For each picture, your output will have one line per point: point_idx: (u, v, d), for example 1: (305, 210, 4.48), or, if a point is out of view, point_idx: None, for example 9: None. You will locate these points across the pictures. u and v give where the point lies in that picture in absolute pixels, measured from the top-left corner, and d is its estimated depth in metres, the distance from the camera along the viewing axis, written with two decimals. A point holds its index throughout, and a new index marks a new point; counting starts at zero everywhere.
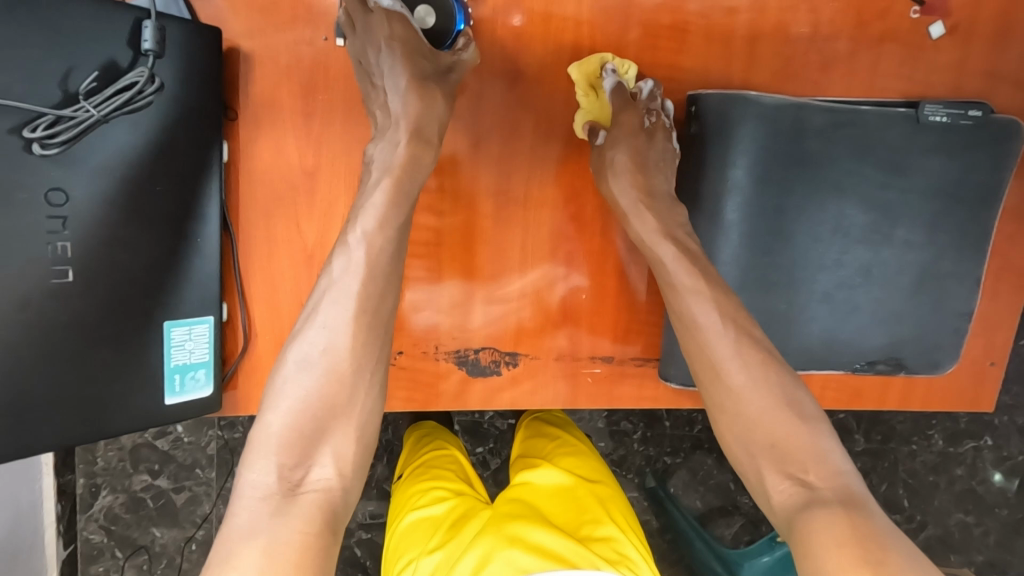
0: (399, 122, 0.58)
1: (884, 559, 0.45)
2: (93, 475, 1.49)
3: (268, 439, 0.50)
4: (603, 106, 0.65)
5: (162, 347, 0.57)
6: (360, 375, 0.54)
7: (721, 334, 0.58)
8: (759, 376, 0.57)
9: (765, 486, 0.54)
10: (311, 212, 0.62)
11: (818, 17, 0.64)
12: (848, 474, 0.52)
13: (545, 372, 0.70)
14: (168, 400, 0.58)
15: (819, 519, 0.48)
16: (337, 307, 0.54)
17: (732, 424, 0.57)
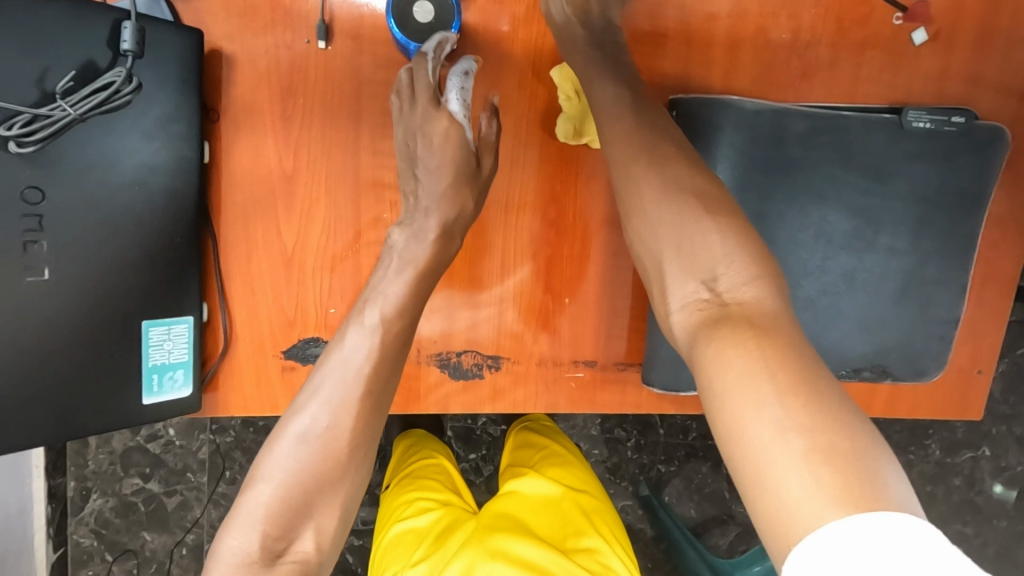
0: (429, 212, 0.60)
1: (791, 387, 0.41)
2: (84, 478, 1.52)
3: (253, 511, 0.51)
4: (584, 111, 0.63)
5: (140, 347, 0.57)
6: (355, 456, 0.53)
7: (642, 158, 0.54)
8: (683, 188, 0.52)
9: (674, 294, 0.51)
10: (291, 214, 0.62)
11: (797, 22, 0.64)
12: (766, 284, 0.48)
13: (527, 377, 0.70)
14: (145, 400, 0.58)
15: (726, 346, 0.45)
16: (337, 386, 0.53)
17: (646, 237, 0.53)
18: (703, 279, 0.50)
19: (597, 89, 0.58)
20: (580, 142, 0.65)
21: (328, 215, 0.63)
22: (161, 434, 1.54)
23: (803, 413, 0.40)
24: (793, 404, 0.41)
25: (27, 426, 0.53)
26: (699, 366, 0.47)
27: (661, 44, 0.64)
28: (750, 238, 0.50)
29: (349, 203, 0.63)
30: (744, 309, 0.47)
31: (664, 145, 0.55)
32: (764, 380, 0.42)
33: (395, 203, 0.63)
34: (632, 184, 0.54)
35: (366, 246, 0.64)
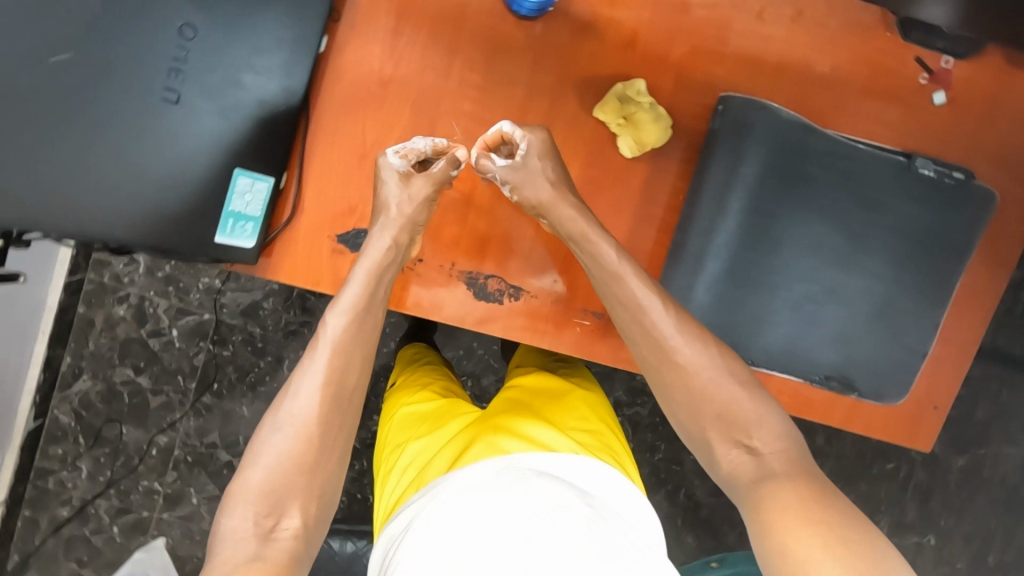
0: (382, 222, 0.70)
1: (823, 512, 0.56)
2: (79, 357, 1.58)
3: (250, 489, 0.64)
4: (637, 126, 0.71)
5: (225, 191, 0.65)
6: (325, 440, 0.67)
7: (672, 340, 0.68)
8: (710, 361, 0.67)
9: (718, 456, 0.66)
10: (377, 116, 0.71)
11: (838, 60, 0.75)
12: (791, 439, 0.64)
13: (538, 312, 0.78)
14: (217, 238, 0.66)
15: (771, 490, 0.60)
16: (309, 382, 0.68)
17: (684, 407, 0.68)
18: (741, 440, 0.65)
19: (579, 250, 0.71)
20: (645, 148, 0.73)
21: (408, 126, 0.72)
22: (163, 332, 1.60)
23: (825, 520, 0.56)
24: (817, 514, 0.56)
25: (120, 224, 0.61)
26: (752, 503, 0.60)
27: (721, 49, 0.74)
28: (765, 396, 0.67)
29: (428, 118, 0.72)
30: (773, 458, 0.63)
31: (678, 316, 0.68)
32: (798, 510, 0.57)
33: (466, 130, 0.73)
34: (663, 351, 0.68)
35: (434, 158, 0.73)
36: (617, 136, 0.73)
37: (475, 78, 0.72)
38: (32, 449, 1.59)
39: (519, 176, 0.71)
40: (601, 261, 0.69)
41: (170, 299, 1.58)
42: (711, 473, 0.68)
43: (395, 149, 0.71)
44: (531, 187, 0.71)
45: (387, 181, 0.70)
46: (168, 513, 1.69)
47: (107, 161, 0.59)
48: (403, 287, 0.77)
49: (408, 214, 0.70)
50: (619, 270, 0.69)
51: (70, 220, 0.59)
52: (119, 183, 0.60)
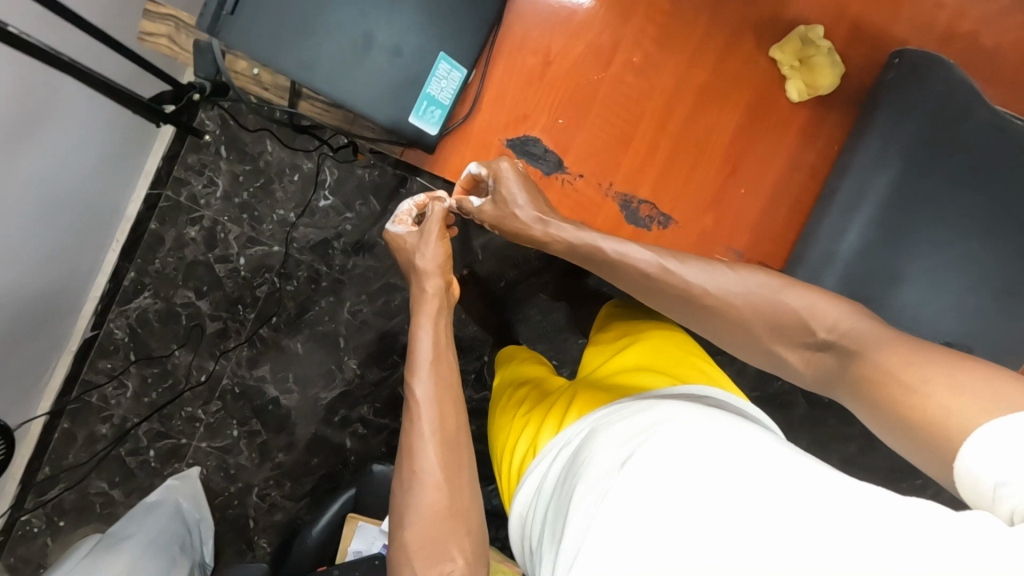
0: (422, 264, 0.87)
1: (913, 378, 0.53)
2: (144, 273, 1.57)
3: (407, 559, 0.64)
4: (811, 70, 0.74)
5: (427, 74, 0.67)
6: (457, 480, 0.68)
7: (698, 286, 0.66)
8: (738, 289, 0.65)
9: (791, 358, 0.65)
10: (565, 27, 0.74)
11: (1008, 34, 0.77)
12: (851, 312, 0.61)
13: (683, 242, 0.80)
14: (410, 118, 0.68)
15: (859, 370, 0.58)
16: (418, 435, 0.70)
17: (735, 337, 0.67)
18: (804, 343, 0.63)
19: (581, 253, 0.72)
20: (812, 94, 0.75)
21: (593, 41, 0.74)
22: (230, 260, 1.59)
23: (930, 373, 0.52)
24: (908, 381, 0.53)
25: (336, 78, 0.64)
26: (853, 381, 0.59)
27: (897, 9, 0.77)
28: (808, 288, 0.63)
29: (613, 37, 0.75)
30: (846, 339, 0.60)
31: (692, 273, 0.67)
32: (890, 387, 0.54)
33: (646, 52, 0.76)
34: (695, 307, 0.68)
35: (611, 75, 0.75)
36: (786, 79, 0.76)
37: (662, 3, 0.75)
38: (82, 360, 1.57)
39: (492, 212, 0.76)
40: (599, 252, 0.71)
41: (243, 227, 1.58)
42: (799, 380, 0.66)
43: (392, 221, 0.92)
44: (510, 220, 0.74)
45: (404, 244, 0.90)
46: (207, 443, 1.66)
47: (340, 21, 0.63)
48: (558, 201, 0.78)
49: (432, 260, 0.86)
50: (622, 251, 0.69)
51: (290, 59, 0.63)
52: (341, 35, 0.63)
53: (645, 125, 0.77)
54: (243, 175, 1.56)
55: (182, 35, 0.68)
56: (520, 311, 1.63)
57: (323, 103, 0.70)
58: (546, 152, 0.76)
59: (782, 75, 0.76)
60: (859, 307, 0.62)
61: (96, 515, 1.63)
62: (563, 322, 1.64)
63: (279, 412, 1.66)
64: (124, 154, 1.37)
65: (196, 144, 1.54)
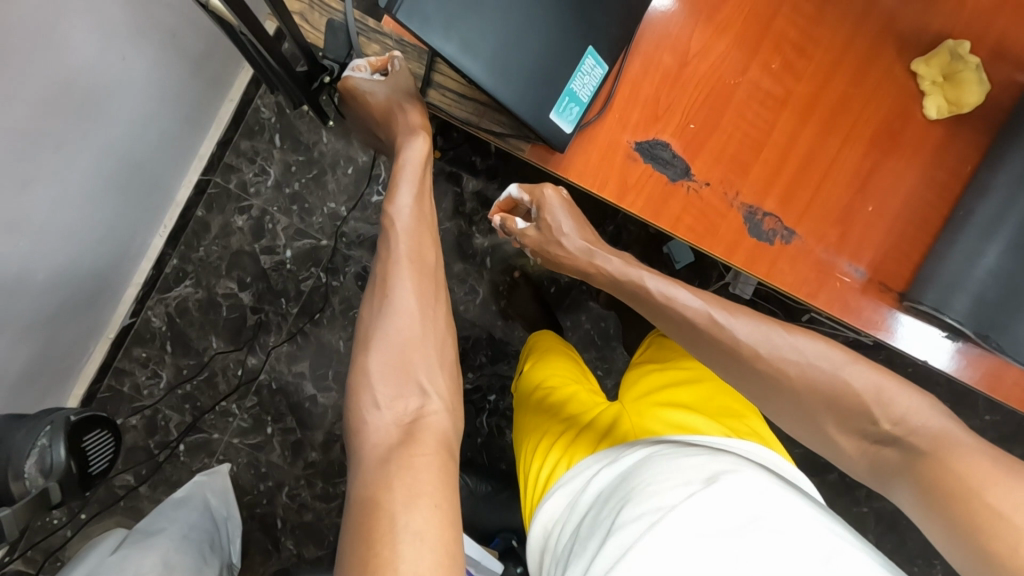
0: (411, 122, 0.74)
1: (998, 505, 0.48)
2: (187, 261, 1.53)
3: (370, 383, 0.63)
4: (953, 87, 0.71)
5: (573, 68, 0.64)
6: (432, 329, 0.68)
7: (745, 343, 0.63)
8: (792, 356, 0.61)
9: (842, 443, 0.60)
10: (706, 27, 0.70)
11: None
12: (924, 408, 0.56)
13: (804, 259, 0.76)
14: (552, 115, 0.64)
15: (927, 472, 0.53)
16: (393, 274, 0.70)
17: (785, 405, 0.62)
18: (865, 431, 0.58)
19: (620, 286, 0.76)
20: (951, 111, 0.72)
21: (733, 42, 0.71)
22: (276, 251, 1.55)
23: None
24: (995, 504, 0.49)
25: (482, 66, 0.60)
26: (919, 486, 0.53)
27: None
28: (875, 370, 0.59)
29: (755, 40, 0.71)
30: (915, 436, 0.55)
31: (740, 323, 0.64)
32: (960, 502, 0.50)
33: (787, 59, 0.72)
34: (741, 360, 0.63)
35: (747, 81, 0.72)
36: (924, 94, 0.73)
37: (808, 9, 0.71)
38: (118, 347, 1.52)
39: (535, 237, 0.84)
40: (642, 290, 0.72)
41: (292, 218, 1.54)
42: (850, 467, 0.61)
43: (353, 69, 0.71)
44: (555, 247, 0.82)
45: (374, 97, 0.72)
46: (238, 438, 1.60)
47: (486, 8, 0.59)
48: (683, 209, 0.73)
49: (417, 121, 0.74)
50: (667, 293, 0.69)
51: (441, 38, 0.58)
52: (495, 18, 0.60)
53: (776, 136, 0.73)
54: (296, 165, 1.52)
55: (314, 14, 0.72)
56: (569, 318, 1.58)
57: (453, 93, 0.73)
58: (674, 157, 0.72)
59: (919, 91, 0.73)
60: (932, 400, 0.57)
61: (119, 508, 1.55)
62: (612, 332, 1.59)
63: (316, 409, 1.61)
64: (183, 134, 1.32)
65: (250, 130, 1.50)
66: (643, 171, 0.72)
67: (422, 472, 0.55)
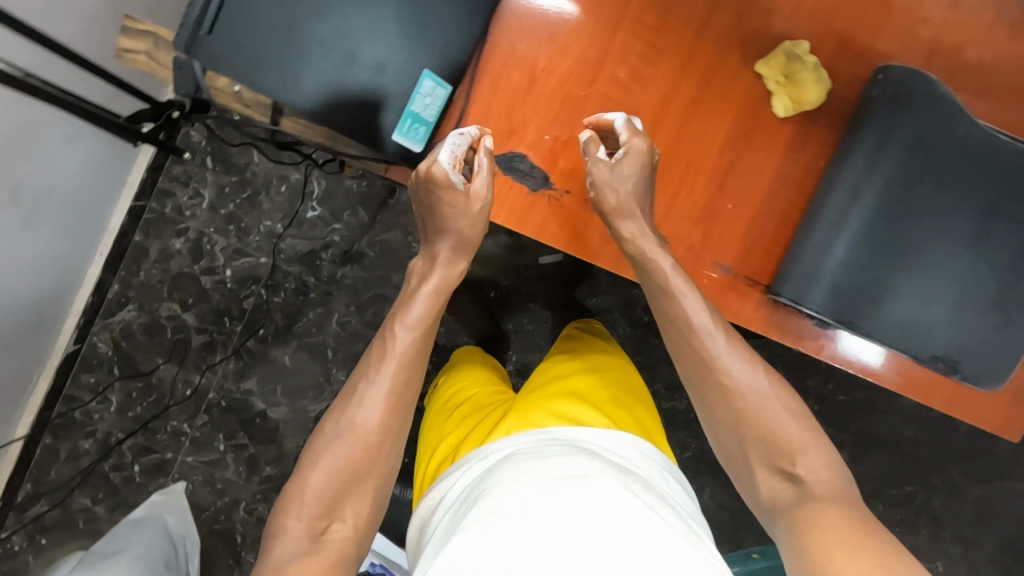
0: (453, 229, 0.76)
1: (857, 532, 0.59)
2: (129, 286, 1.55)
3: (302, 495, 0.67)
4: (796, 86, 0.74)
5: (411, 90, 0.67)
6: (378, 464, 0.70)
7: (729, 371, 0.73)
8: (750, 389, 0.72)
9: (760, 480, 0.70)
10: (551, 43, 0.73)
11: (986, 51, 0.78)
12: (831, 467, 0.67)
13: (669, 259, 0.80)
14: (394, 136, 0.68)
15: (813, 506, 0.63)
16: (360, 389, 0.72)
17: (727, 419, 0.72)
18: (784, 467, 0.68)
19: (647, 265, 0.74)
20: (798, 108, 0.75)
21: (581, 55, 0.74)
22: (216, 271, 1.57)
23: (873, 538, 0.58)
24: (856, 533, 0.58)
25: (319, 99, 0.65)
26: (795, 516, 0.63)
27: (881, 26, 0.77)
28: (813, 429, 0.70)
29: (600, 50, 0.74)
30: (817, 484, 0.66)
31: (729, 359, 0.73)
32: (823, 525, 0.60)
33: (633, 67, 0.75)
34: (715, 373, 0.73)
35: (597, 92, 0.75)
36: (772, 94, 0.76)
37: (649, 19, 0.74)
38: (65, 374, 1.54)
39: (605, 175, 0.72)
40: (659, 275, 0.74)
41: (229, 239, 1.56)
42: (755, 500, 0.71)
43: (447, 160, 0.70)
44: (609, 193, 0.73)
45: (450, 196, 0.72)
46: (193, 457, 1.62)
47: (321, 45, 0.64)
48: (547, 217, 0.76)
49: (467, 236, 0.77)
50: (679, 291, 0.74)
51: (274, 76, 0.64)
52: (323, 51, 0.64)
53: None
54: (229, 187, 1.55)
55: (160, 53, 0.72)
56: (512, 322, 1.61)
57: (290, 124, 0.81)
58: (532, 168, 0.75)
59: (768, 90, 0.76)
60: (840, 467, 0.68)
61: (80, 532, 1.58)
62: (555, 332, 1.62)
63: (268, 425, 1.63)
64: (111, 164, 1.35)
65: (181, 154, 1.53)
66: (504, 183, 0.75)
67: None
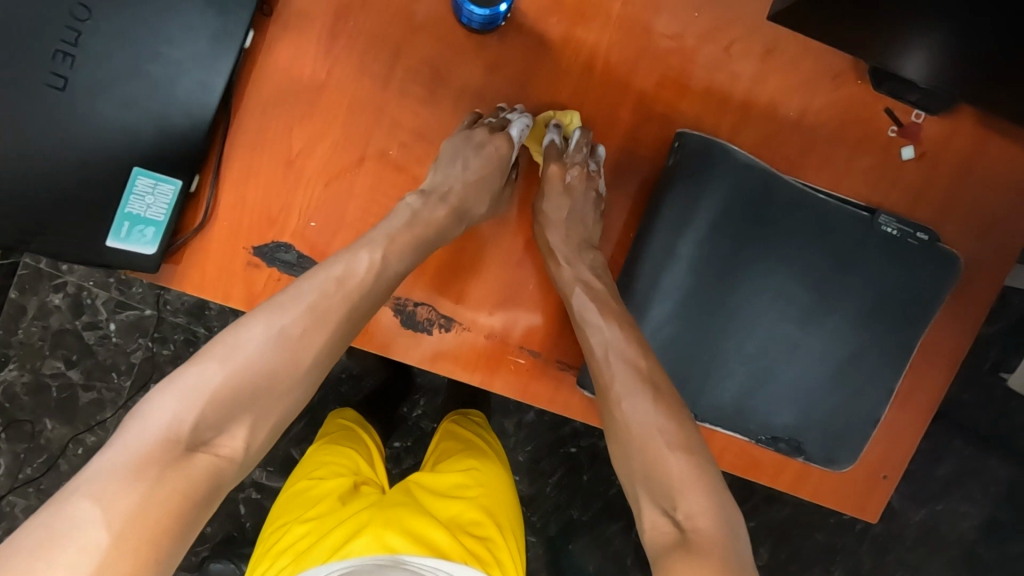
0: (451, 193, 0.67)
1: None
2: (7, 345, 1.35)
3: (199, 391, 0.52)
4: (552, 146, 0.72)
5: (122, 191, 0.60)
6: (296, 390, 0.57)
7: (626, 395, 0.63)
8: (639, 420, 0.61)
9: (644, 515, 0.59)
10: (307, 123, 0.66)
11: (806, 106, 0.71)
12: (717, 514, 0.55)
13: (469, 346, 0.72)
14: (109, 241, 0.60)
15: (682, 566, 0.52)
16: (313, 296, 0.59)
17: (620, 449, 0.62)
18: (664, 506, 0.57)
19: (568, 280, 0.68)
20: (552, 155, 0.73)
21: (343, 132, 0.67)
22: (99, 325, 1.36)
23: None
24: None
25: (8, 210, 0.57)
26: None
27: (684, 84, 0.70)
28: (703, 467, 0.58)
29: (365, 129, 0.67)
30: (696, 534, 0.54)
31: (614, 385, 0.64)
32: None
33: (404, 144, 0.68)
34: (612, 403, 0.64)
35: (366, 171, 0.67)
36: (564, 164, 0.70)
37: (419, 91, 0.67)
38: None
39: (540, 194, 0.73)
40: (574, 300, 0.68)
41: (111, 291, 1.35)
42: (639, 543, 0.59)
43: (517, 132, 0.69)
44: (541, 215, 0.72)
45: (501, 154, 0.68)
46: None
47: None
48: None
49: (471, 195, 0.67)
50: (585, 312, 0.67)
51: None
52: None
53: None
54: None
55: None
56: None
57: None
58: (299, 258, 0.68)
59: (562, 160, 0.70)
60: (728, 509, 0.56)
61: None
62: None
63: None
64: None
65: None
66: (268, 277, 0.68)
67: (146, 508, 0.46)
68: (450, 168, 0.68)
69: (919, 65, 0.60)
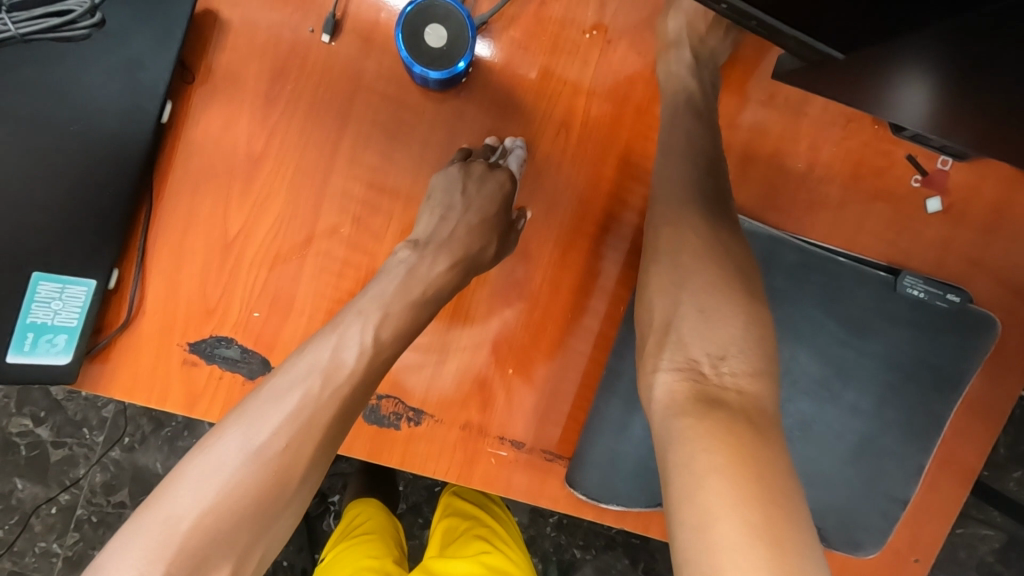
0: (443, 250, 0.58)
1: (770, 494, 0.41)
2: None
3: (159, 543, 0.41)
4: None
5: (23, 300, 0.52)
6: (284, 516, 0.45)
7: (693, 223, 0.52)
8: (701, 256, 0.51)
9: (676, 354, 0.49)
10: (243, 201, 0.58)
11: (817, 156, 0.62)
12: (766, 380, 0.47)
13: (444, 440, 0.64)
14: (10, 357, 0.52)
15: (720, 421, 0.44)
16: (296, 395, 0.47)
17: (669, 277, 0.51)
18: (710, 352, 0.48)
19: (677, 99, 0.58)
20: None
21: (285, 210, 0.58)
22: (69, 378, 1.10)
23: (787, 517, 0.40)
24: (767, 501, 0.41)
25: None
26: (687, 421, 0.45)
27: None
28: (762, 327, 0.49)
29: (311, 205, 0.58)
30: (743, 399, 0.46)
31: (672, 228, 0.53)
32: (725, 456, 0.42)
33: (356, 220, 0.59)
34: (673, 227, 0.53)
35: (315, 253, 0.59)
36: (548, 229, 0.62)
37: (369, 158, 0.59)
38: None
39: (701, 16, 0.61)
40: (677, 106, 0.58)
41: None
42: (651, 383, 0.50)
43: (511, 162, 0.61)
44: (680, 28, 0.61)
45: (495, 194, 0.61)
46: None
47: None
48: None
49: (465, 249, 0.59)
50: (666, 148, 0.56)
51: None
52: None
53: None
54: None
55: None
56: None
57: None
58: (244, 353, 0.59)
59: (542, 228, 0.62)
60: (776, 388, 0.48)
61: None
62: None
63: None
64: None
65: None
66: (208, 375, 0.59)
67: None
68: (441, 215, 0.60)
69: (913, 112, 0.54)
